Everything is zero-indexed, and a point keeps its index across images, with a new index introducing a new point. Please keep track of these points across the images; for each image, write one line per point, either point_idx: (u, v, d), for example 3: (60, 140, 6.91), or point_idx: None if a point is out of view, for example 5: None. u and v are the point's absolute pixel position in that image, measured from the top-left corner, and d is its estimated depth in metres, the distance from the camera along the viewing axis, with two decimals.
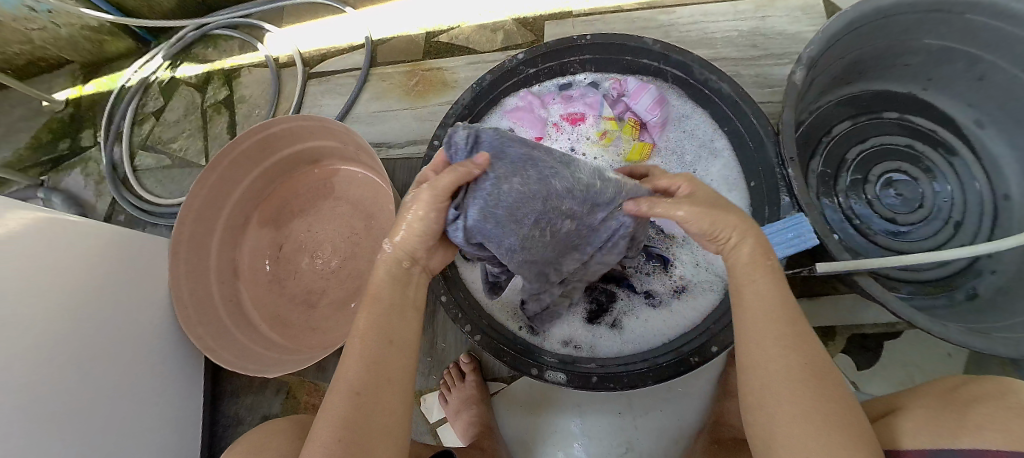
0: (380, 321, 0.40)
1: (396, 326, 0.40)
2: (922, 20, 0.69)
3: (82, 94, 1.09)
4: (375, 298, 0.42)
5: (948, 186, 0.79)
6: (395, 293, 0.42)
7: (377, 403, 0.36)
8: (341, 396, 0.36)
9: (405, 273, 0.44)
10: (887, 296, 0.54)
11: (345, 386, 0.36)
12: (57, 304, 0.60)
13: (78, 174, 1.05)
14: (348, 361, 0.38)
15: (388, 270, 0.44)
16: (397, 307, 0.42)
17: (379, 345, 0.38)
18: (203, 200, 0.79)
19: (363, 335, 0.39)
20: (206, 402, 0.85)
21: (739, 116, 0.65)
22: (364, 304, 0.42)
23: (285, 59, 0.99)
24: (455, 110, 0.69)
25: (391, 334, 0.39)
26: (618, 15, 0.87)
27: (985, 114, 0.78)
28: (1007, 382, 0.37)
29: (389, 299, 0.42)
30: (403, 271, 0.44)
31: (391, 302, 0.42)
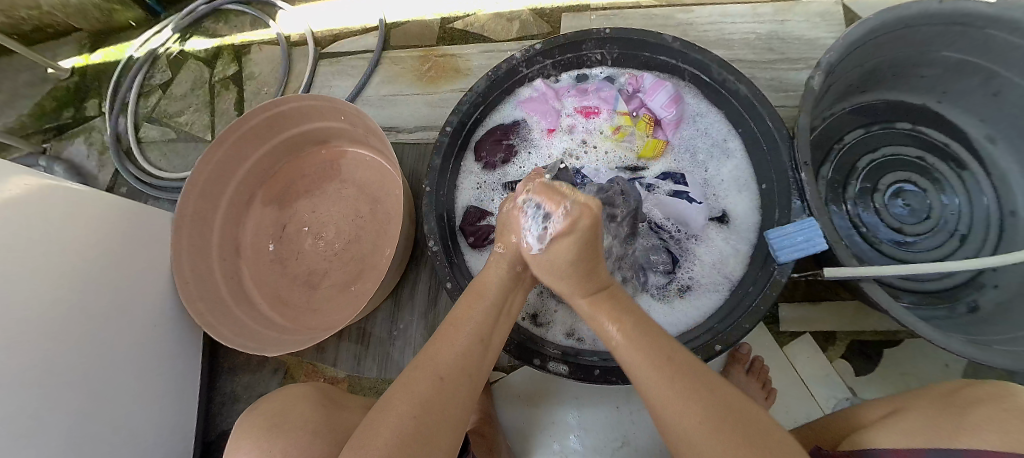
0: (475, 316, 0.44)
1: (490, 327, 0.44)
2: (941, 32, 0.68)
3: (88, 63, 1.08)
4: (481, 293, 0.47)
5: (956, 199, 0.79)
6: (499, 298, 0.47)
7: (456, 394, 0.38)
8: (426, 377, 0.38)
9: (517, 275, 0.49)
10: (892, 303, 0.54)
11: (433, 370, 0.39)
12: (58, 271, 0.60)
13: (81, 143, 1.03)
14: (441, 347, 0.41)
15: (501, 272, 0.48)
16: (494, 308, 0.46)
17: (472, 340, 0.42)
18: (208, 175, 0.78)
19: (460, 327, 0.43)
20: (202, 378, 0.85)
21: (754, 118, 0.64)
22: (465, 297, 0.47)
23: (296, 38, 0.98)
24: (469, 97, 0.69)
25: (487, 336, 0.44)
26: (636, 11, 0.86)
27: (997, 130, 0.78)
28: (1010, 391, 0.37)
29: (491, 301, 0.46)
30: (513, 276, 0.49)
31: (494, 303, 0.46)
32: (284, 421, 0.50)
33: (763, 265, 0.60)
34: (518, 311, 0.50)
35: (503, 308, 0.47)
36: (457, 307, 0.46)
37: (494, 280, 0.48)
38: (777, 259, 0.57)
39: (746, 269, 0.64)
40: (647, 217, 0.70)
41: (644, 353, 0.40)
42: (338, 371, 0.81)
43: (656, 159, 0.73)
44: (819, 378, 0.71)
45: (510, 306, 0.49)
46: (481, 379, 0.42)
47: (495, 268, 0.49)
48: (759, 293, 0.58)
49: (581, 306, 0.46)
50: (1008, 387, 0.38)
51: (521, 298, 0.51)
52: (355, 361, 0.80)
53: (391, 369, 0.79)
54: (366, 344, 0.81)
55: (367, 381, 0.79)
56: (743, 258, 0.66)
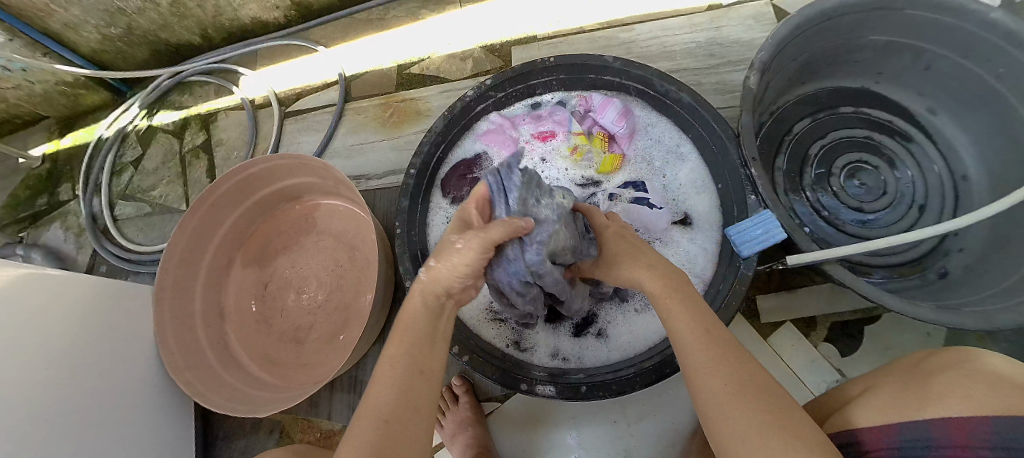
0: (412, 351, 0.41)
1: (428, 356, 0.42)
2: (866, 18, 0.73)
3: (59, 148, 1.10)
4: (408, 329, 0.43)
5: (909, 171, 0.83)
6: None
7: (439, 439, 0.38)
8: (372, 419, 0.36)
9: (438, 307, 0.46)
10: (856, 280, 0.56)
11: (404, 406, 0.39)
12: (40, 359, 0.59)
13: (57, 228, 1.04)
14: (376, 389, 0.38)
15: (424, 304, 0.45)
16: (427, 337, 0.43)
17: (412, 375, 0.39)
18: (186, 244, 0.79)
19: (395, 364, 0.40)
20: (197, 450, 0.84)
21: (701, 123, 0.67)
22: (393, 339, 0.43)
23: (261, 101, 1.01)
24: (429, 137, 0.71)
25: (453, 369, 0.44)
26: (581, 36, 0.91)
27: (935, 101, 0.82)
28: (971, 353, 0.39)
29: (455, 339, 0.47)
30: (437, 304, 0.46)
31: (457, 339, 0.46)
32: None
33: (729, 262, 0.63)
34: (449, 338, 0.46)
35: None
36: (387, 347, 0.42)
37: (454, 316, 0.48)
38: (740, 254, 0.60)
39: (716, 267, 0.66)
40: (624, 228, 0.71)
41: (691, 330, 0.40)
42: (335, 423, 0.80)
43: (615, 172, 0.76)
44: (807, 364, 0.73)
45: None
46: None
47: (419, 297, 0.45)
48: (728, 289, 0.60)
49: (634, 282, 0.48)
50: (969, 349, 0.40)
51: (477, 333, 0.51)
52: (351, 411, 0.80)
53: None
54: (359, 392, 0.80)
55: None
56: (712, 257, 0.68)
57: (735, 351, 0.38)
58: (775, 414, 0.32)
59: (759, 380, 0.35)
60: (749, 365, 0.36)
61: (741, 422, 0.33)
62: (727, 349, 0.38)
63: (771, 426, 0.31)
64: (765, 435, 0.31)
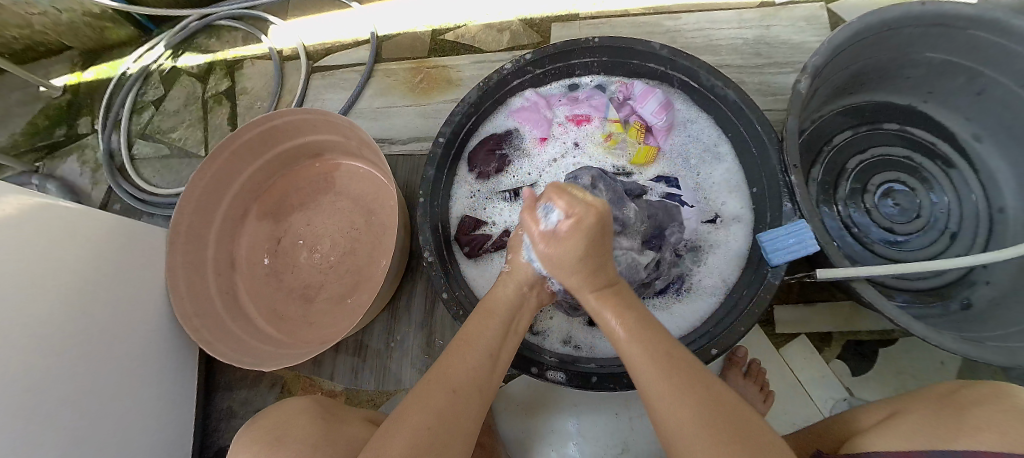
0: (485, 335, 0.45)
1: (500, 345, 0.46)
2: (925, 33, 0.70)
3: (81, 80, 1.08)
4: (492, 314, 0.47)
5: (946, 197, 0.80)
6: (509, 316, 0.48)
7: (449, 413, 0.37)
8: (441, 390, 0.39)
9: (522, 299, 0.50)
10: (884, 302, 0.54)
11: (444, 383, 0.40)
12: (51, 291, 0.59)
13: (74, 161, 1.03)
14: (452, 361, 0.42)
15: (512, 293, 0.50)
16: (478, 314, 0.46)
17: (483, 356, 0.43)
18: (202, 190, 0.78)
19: (472, 343, 0.44)
20: (199, 395, 0.85)
21: (743, 123, 0.65)
22: (473, 318, 0.47)
23: (288, 53, 0.99)
24: (461, 107, 0.69)
25: (496, 350, 0.45)
26: (624, 19, 0.87)
27: (982, 128, 0.79)
28: (1003, 388, 0.37)
29: (501, 319, 0.48)
30: (520, 297, 0.50)
31: (504, 322, 0.47)
32: (282, 438, 0.49)
33: (756, 268, 0.61)
34: (523, 331, 0.50)
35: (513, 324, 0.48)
36: (468, 324, 0.47)
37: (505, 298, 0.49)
38: (769, 262, 0.58)
39: (741, 271, 0.65)
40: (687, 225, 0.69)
41: (646, 356, 0.40)
42: (336, 384, 0.81)
43: (648, 164, 0.73)
44: (816, 379, 0.72)
45: (520, 325, 0.50)
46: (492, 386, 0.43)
47: (503, 288, 0.50)
48: (753, 295, 0.58)
49: (590, 301, 0.47)
50: (1002, 384, 0.38)
51: (529, 318, 0.52)
52: (352, 374, 0.80)
53: (389, 382, 0.78)
54: (363, 356, 0.80)
55: (365, 393, 0.80)
56: (737, 260, 0.67)
57: (679, 370, 0.38)
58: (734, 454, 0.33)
59: (721, 418, 0.35)
60: (692, 393, 0.37)
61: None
62: (684, 377, 0.38)
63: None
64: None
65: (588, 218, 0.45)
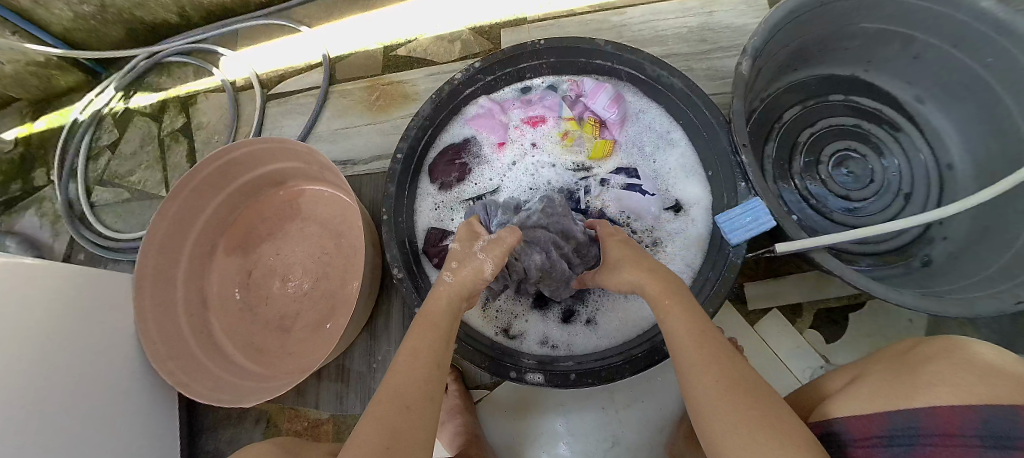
0: (429, 345, 0.44)
1: (446, 351, 0.45)
2: (858, 5, 0.72)
3: (31, 132, 1.05)
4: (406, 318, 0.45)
5: (897, 160, 0.83)
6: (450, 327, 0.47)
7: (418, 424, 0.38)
8: (390, 408, 0.38)
9: (458, 308, 0.49)
10: (842, 268, 0.56)
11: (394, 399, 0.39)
12: (17, 352, 0.57)
13: (32, 215, 1.00)
14: (397, 378, 0.41)
15: (449, 303, 0.48)
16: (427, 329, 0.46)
17: (427, 366, 0.42)
18: (165, 230, 0.77)
19: (417, 355, 0.43)
20: (182, 440, 0.83)
21: (691, 109, 0.67)
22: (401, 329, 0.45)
23: (242, 83, 0.98)
24: (416, 122, 0.70)
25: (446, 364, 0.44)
26: (571, 19, 0.89)
27: (924, 90, 0.82)
28: (956, 341, 0.39)
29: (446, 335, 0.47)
30: (459, 304, 0.49)
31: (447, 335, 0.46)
32: None
33: (719, 249, 0.63)
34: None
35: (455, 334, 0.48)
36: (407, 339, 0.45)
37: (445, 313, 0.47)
38: (730, 242, 0.60)
39: (705, 253, 0.66)
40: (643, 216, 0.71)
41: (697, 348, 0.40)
42: (322, 412, 0.80)
43: (606, 158, 0.75)
44: (792, 350, 0.73)
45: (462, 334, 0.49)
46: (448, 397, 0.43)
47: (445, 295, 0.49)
48: (719, 276, 0.60)
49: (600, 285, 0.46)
50: (954, 338, 0.40)
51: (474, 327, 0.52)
52: (338, 399, 0.79)
53: None
54: (347, 380, 0.80)
55: (352, 417, 0.79)
56: (700, 244, 0.68)
57: (722, 342, 0.40)
58: (754, 412, 0.34)
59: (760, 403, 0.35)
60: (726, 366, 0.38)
61: (722, 418, 0.35)
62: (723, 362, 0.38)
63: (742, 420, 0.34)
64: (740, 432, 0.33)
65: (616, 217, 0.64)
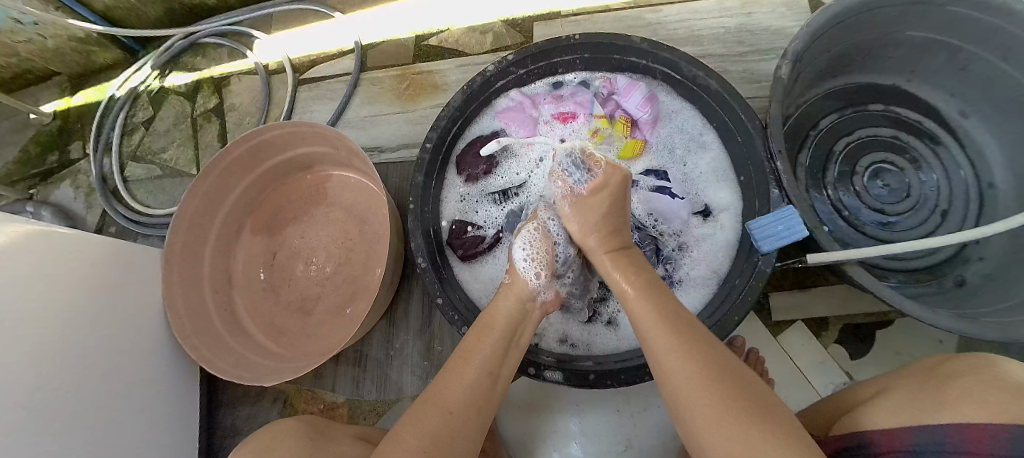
0: (486, 351, 0.46)
1: (500, 359, 0.46)
2: (904, 12, 0.70)
3: (70, 105, 1.09)
4: (488, 326, 0.49)
5: (935, 175, 0.80)
6: (508, 331, 0.48)
7: (463, 425, 0.40)
8: (437, 411, 0.40)
9: (523, 311, 0.51)
10: (875, 283, 0.54)
11: (444, 404, 0.41)
12: (50, 316, 0.60)
13: (67, 186, 1.03)
14: (450, 383, 0.43)
15: (511, 307, 0.51)
16: (502, 340, 0.48)
17: (480, 373, 0.44)
18: (195, 208, 0.79)
19: (469, 360, 0.45)
20: (201, 414, 0.85)
21: (727, 112, 0.65)
22: (473, 331, 0.49)
23: (274, 66, 0.99)
24: (446, 113, 0.69)
25: (496, 368, 0.45)
26: (606, 15, 0.88)
27: (968, 104, 0.79)
28: (988, 360, 0.38)
29: (500, 333, 0.48)
30: (521, 309, 0.51)
31: (503, 336, 0.48)
32: (283, 447, 0.50)
33: (748, 256, 0.61)
34: (523, 343, 0.51)
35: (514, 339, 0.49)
36: (466, 340, 0.48)
37: (505, 316, 0.50)
38: (760, 249, 0.58)
39: (732, 261, 0.65)
40: (671, 220, 0.70)
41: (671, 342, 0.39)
42: (337, 396, 0.81)
43: (636, 159, 0.74)
44: (814, 363, 0.72)
45: (521, 339, 0.50)
46: (491, 401, 0.44)
47: (503, 301, 0.51)
48: (746, 283, 0.59)
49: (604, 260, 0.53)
50: (986, 356, 0.39)
51: (530, 330, 0.52)
52: (354, 384, 0.80)
53: (390, 388, 0.79)
54: (364, 366, 0.81)
55: (367, 403, 0.80)
56: (727, 250, 0.67)
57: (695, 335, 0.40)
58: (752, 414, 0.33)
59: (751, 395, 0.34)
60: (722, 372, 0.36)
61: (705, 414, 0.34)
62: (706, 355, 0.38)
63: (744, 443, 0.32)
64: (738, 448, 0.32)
65: (613, 179, 0.56)
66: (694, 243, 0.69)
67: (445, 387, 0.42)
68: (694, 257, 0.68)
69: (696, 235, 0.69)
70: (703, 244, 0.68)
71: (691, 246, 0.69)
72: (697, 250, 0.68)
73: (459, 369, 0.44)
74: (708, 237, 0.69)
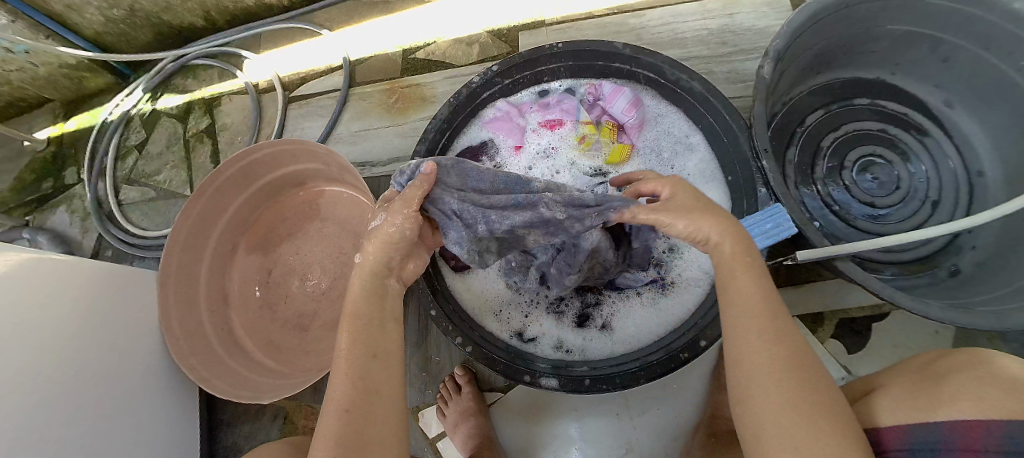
0: (360, 335, 0.39)
1: (373, 330, 0.40)
2: (883, 7, 0.71)
3: (63, 132, 1.09)
4: (353, 315, 0.40)
5: (923, 166, 0.81)
6: (369, 303, 0.41)
7: (371, 410, 0.35)
8: (332, 415, 0.35)
9: (382, 285, 0.43)
10: (866, 276, 0.54)
11: (335, 405, 0.35)
12: (48, 344, 0.60)
13: (63, 212, 1.04)
14: (334, 382, 0.37)
15: (365, 284, 0.42)
16: (376, 319, 0.40)
17: (358, 357, 0.37)
18: (188, 231, 0.79)
19: (349, 351, 0.38)
20: (202, 433, 0.85)
21: (711, 113, 0.66)
22: (342, 325, 0.40)
23: (264, 85, 1.00)
24: (433, 124, 0.70)
25: (376, 346, 0.39)
26: (589, 22, 0.89)
27: (953, 94, 0.80)
28: (981, 354, 0.38)
29: (364, 313, 0.41)
30: (379, 281, 0.43)
31: (364, 313, 0.40)
32: None
33: None
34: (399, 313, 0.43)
35: (385, 312, 0.42)
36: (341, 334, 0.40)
37: (360, 295, 0.42)
38: None
39: None
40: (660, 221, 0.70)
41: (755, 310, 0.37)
42: None
43: (624, 162, 0.74)
44: None
45: (395, 311, 0.43)
46: (390, 374, 0.38)
47: (358, 278, 0.43)
48: None
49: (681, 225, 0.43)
50: (979, 351, 0.39)
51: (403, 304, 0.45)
52: None
53: None
54: None
55: None
56: None
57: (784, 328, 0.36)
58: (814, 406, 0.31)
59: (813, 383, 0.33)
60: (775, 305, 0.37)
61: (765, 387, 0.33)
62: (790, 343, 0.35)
63: (768, 365, 0.34)
64: (769, 381, 0.33)
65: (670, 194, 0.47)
66: (685, 242, 0.69)
67: (334, 390, 0.36)
68: (687, 257, 0.68)
69: (688, 235, 0.69)
70: (694, 245, 0.69)
71: (682, 246, 0.69)
72: (689, 249, 0.68)
73: (340, 364, 0.37)
74: None
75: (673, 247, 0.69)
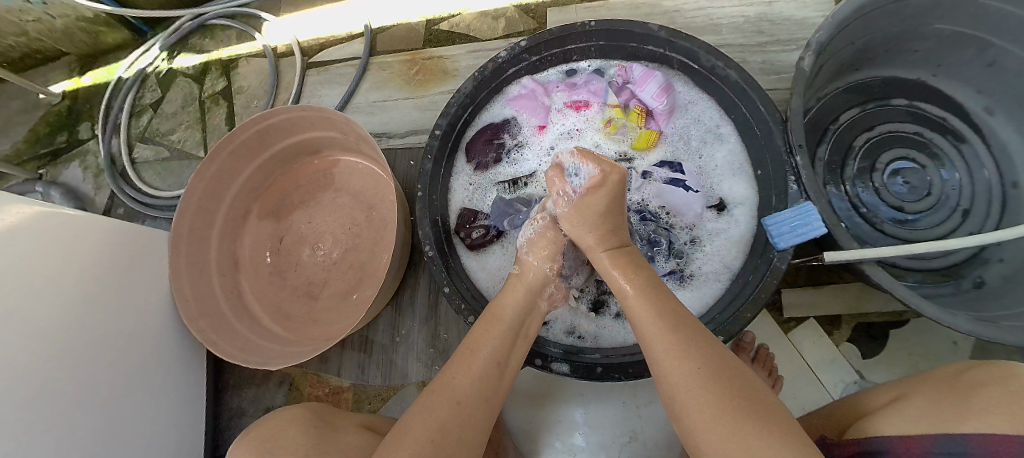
0: (492, 339, 0.47)
1: (506, 350, 0.47)
2: (933, 4, 0.67)
3: (79, 86, 1.08)
4: (499, 318, 0.50)
5: (957, 173, 0.78)
6: (516, 321, 0.50)
7: (472, 414, 0.41)
8: (444, 399, 0.41)
9: (533, 303, 0.53)
10: (893, 282, 0.53)
11: (450, 392, 0.41)
12: (58, 297, 0.60)
13: (77, 167, 1.03)
14: (457, 370, 0.44)
15: (521, 293, 0.53)
16: (511, 332, 0.49)
17: (488, 362, 0.45)
18: (201, 194, 0.78)
19: (478, 350, 0.46)
20: (208, 395, 0.85)
21: (744, 102, 0.63)
22: (484, 323, 0.50)
23: (283, 49, 0.98)
24: (457, 98, 0.68)
25: (504, 357, 0.46)
26: (621, 2, 0.85)
27: (994, 100, 0.76)
28: (1015, 366, 0.36)
29: (508, 323, 0.49)
30: (528, 301, 0.52)
31: (511, 326, 0.49)
32: (288, 439, 0.49)
33: (762, 253, 0.60)
34: (530, 336, 0.52)
35: (520, 331, 0.50)
36: (474, 330, 0.49)
37: (511, 302, 0.51)
38: (775, 245, 0.57)
39: (744, 257, 0.64)
40: (682, 213, 0.69)
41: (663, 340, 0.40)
42: (343, 381, 0.81)
43: (650, 150, 0.72)
44: (826, 362, 0.71)
45: (528, 331, 0.52)
46: (494, 388, 0.44)
47: (513, 290, 0.53)
48: (758, 281, 0.58)
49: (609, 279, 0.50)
50: (1012, 364, 0.37)
51: (537, 322, 0.54)
52: (359, 370, 0.80)
53: (396, 376, 0.79)
54: (369, 352, 0.81)
55: (372, 389, 0.80)
56: (740, 245, 0.65)
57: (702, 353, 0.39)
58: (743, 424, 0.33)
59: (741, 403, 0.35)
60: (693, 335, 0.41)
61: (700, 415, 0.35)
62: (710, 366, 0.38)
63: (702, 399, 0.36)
64: (699, 403, 0.36)
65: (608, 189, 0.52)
66: (707, 236, 0.68)
67: (453, 376, 0.43)
68: (708, 252, 0.67)
69: (710, 229, 0.68)
70: (716, 239, 0.67)
71: (703, 239, 0.67)
72: (711, 243, 0.67)
73: (468, 359, 0.45)
74: (722, 231, 0.67)
75: (694, 240, 0.68)
